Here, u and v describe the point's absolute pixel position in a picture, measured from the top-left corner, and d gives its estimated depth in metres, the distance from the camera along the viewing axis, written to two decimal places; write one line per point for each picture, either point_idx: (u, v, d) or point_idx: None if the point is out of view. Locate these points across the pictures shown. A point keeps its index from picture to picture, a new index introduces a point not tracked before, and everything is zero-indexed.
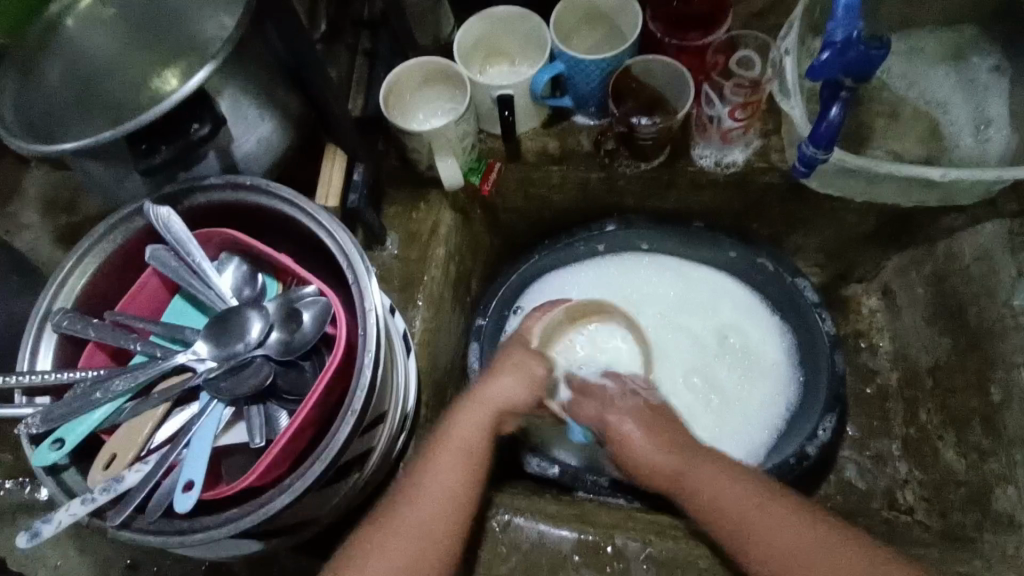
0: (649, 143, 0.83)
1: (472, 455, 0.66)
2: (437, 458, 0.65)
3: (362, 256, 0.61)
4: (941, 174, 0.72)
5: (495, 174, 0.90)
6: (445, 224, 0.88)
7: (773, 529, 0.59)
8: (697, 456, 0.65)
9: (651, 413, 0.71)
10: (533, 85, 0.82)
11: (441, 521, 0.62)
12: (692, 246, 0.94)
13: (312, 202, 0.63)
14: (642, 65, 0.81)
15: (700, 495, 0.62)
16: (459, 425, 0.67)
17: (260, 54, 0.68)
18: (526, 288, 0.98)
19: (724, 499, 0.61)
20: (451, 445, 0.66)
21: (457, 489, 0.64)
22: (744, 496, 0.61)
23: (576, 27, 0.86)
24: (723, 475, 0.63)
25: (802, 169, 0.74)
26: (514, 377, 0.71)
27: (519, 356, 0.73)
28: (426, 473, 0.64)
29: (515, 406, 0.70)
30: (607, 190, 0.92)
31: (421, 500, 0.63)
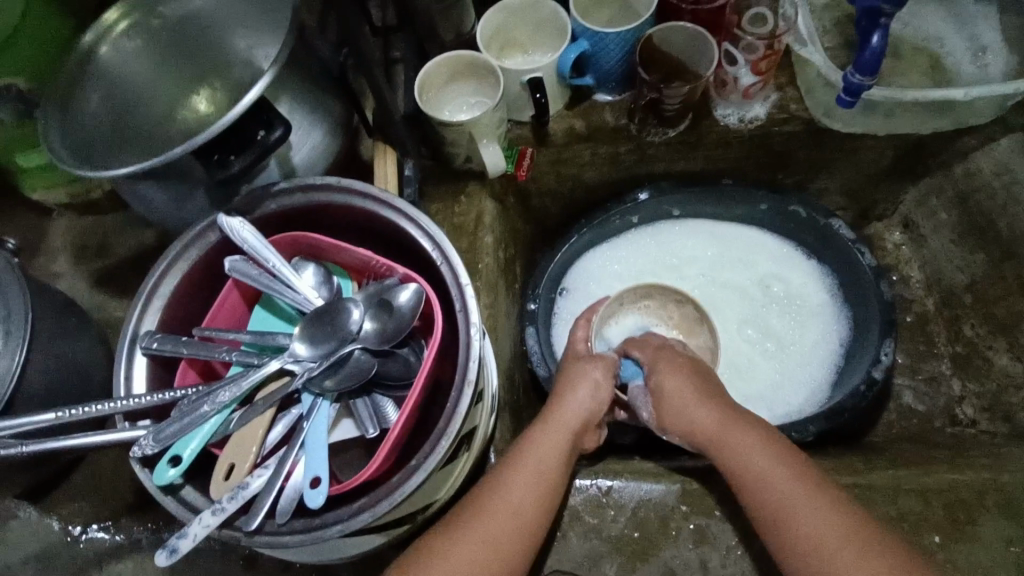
0: (675, 108, 0.86)
1: (548, 468, 0.65)
2: (512, 470, 0.64)
3: (447, 237, 0.61)
4: (963, 93, 0.77)
5: (528, 160, 0.91)
6: (489, 212, 0.89)
7: (805, 521, 0.58)
8: (748, 434, 0.65)
9: (700, 384, 0.71)
10: (560, 64, 0.84)
11: (514, 530, 0.60)
12: (722, 204, 0.98)
13: (385, 191, 0.64)
14: (663, 32, 0.85)
15: (742, 473, 0.63)
16: (535, 438, 0.67)
17: (307, 60, 0.70)
18: (569, 268, 1.00)
19: (768, 483, 0.61)
20: (524, 457, 0.65)
21: (531, 501, 0.62)
22: (796, 489, 0.60)
23: (590, 7, 0.89)
24: (774, 464, 0.62)
25: (848, 100, 0.75)
26: (587, 390, 0.72)
27: (586, 363, 0.74)
28: (505, 482, 0.63)
29: (589, 410, 0.71)
30: (637, 160, 0.95)
31: (496, 508, 0.61)
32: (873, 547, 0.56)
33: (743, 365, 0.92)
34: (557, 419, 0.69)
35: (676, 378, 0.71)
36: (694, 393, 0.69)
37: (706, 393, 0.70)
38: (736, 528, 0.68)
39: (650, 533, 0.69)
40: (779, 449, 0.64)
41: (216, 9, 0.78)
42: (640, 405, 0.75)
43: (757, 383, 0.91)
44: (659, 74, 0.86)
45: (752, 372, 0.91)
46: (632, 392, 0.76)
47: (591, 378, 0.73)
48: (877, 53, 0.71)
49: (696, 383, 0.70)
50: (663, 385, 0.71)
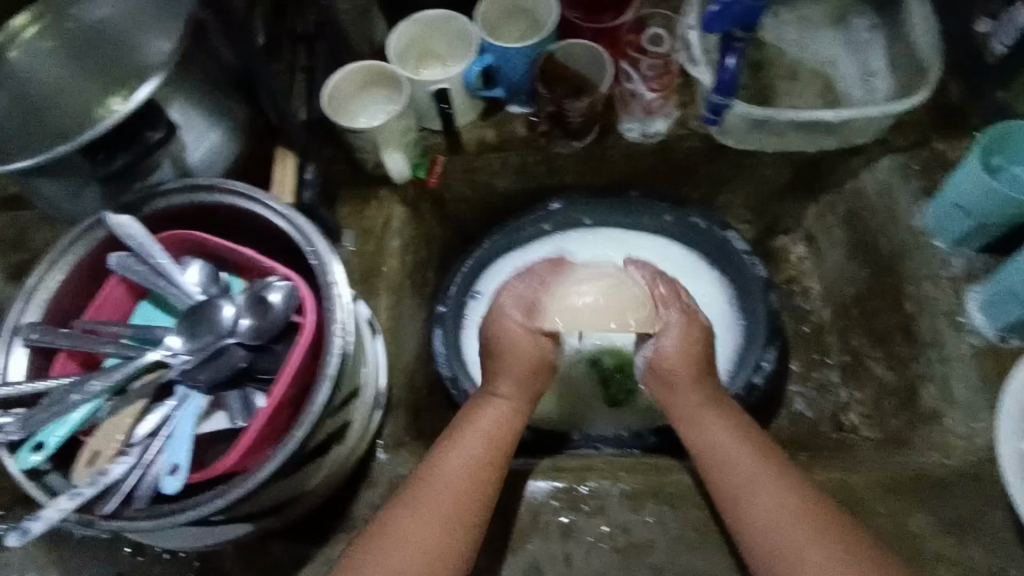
0: (579, 120, 0.91)
1: (495, 435, 0.68)
2: (455, 437, 0.67)
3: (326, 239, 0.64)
4: (833, 115, 0.83)
5: (440, 167, 0.95)
6: (397, 217, 0.93)
7: (765, 496, 0.62)
8: (721, 422, 0.69)
9: (697, 359, 0.73)
10: (465, 78, 0.88)
11: (461, 492, 0.63)
12: (628, 216, 1.01)
13: (271, 194, 0.67)
14: (563, 50, 0.88)
15: (711, 455, 0.67)
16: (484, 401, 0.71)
17: (206, 67, 0.72)
18: (482, 273, 1.03)
19: (732, 461, 0.65)
20: (472, 427, 0.68)
21: (477, 463, 0.65)
22: (755, 469, 0.64)
23: (499, 23, 0.91)
24: (736, 444, 0.66)
25: (712, 118, 0.85)
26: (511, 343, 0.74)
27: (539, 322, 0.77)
28: (450, 443, 0.67)
29: (516, 381, 0.73)
30: (546, 170, 0.98)
31: (441, 472, 0.64)
32: (840, 539, 0.59)
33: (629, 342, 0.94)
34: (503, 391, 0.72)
35: (683, 345, 0.73)
36: (693, 365, 0.72)
37: (698, 371, 0.72)
38: (601, 521, 0.71)
39: (520, 527, 0.71)
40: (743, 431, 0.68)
41: (125, 10, 0.80)
42: (646, 344, 0.76)
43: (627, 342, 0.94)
44: (565, 90, 0.89)
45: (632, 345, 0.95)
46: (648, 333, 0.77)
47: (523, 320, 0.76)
48: (733, 75, 0.80)
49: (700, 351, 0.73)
50: (673, 347, 0.73)
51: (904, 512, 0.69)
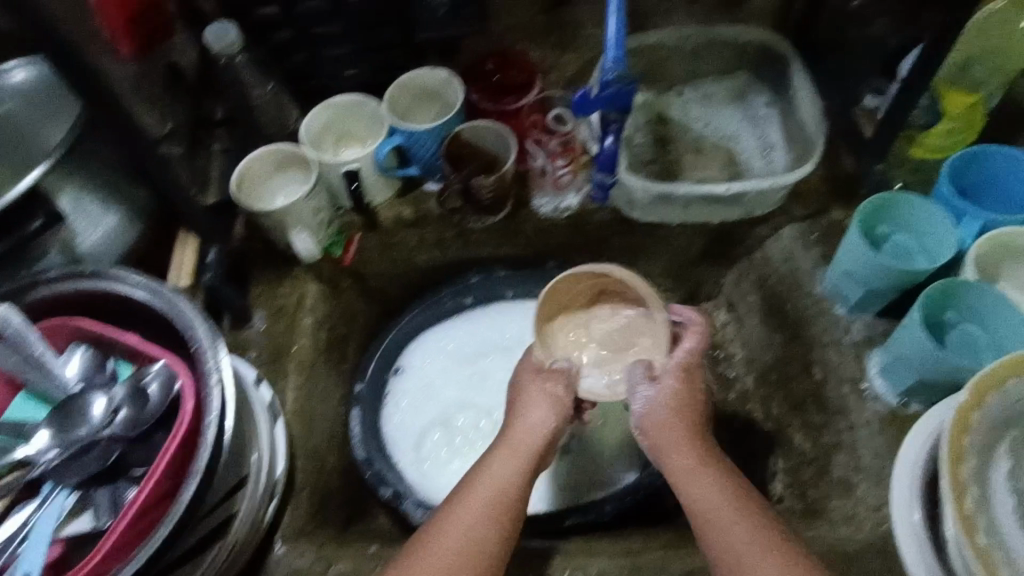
0: (488, 195, 0.92)
1: (505, 495, 0.63)
2: (464, 495, 0.63)
3: (213, 330, 0.64)
4: (727, 188, 0.86)
5: (356, 245, 0.96)
6: (311, 295, 0.91)
7: (732, 532, 0.58)
8: (716, 481, 0.62)
9: (682, 395, 0.69)
10: (375, 157, 0.90)
11: (468, 561, 0.58)
12: (548, 287, 1.00)
13: (163, 282, 0.66)
14: (470, 130, 0.90)
15: (681, 486, 0.63)
16: (493, 461, 0.66)
17: (99, 152, 0.74)
18: (404, 349, 0.99)
19: (725, 527, 0.59)
20: (491, 475, 0.65)
21: (486, 524, 0.61)
22: (721, 499, 0.61)
23: (412, 106, 0.94)
24: (698, 479, 0.63)
25: (600, 194, 0.92)
26: (551, 408, 0.69)
27: (536, 378, 0.72)
28: (457, 504, 0.63)
29: (530, 436, 0.68)
30: (462, 245, 0.99)
31: (443, 540, 0.59)
32: None
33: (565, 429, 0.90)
34: (517, 443, 0.68)
35: (682, 403, 0.68)
36: (679, 407, 0.68)
37: (684, 412, 0.68)
38: None
39: None
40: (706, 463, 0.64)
41: (33, 100, 0.81)
42: (635, 394, 0.70)
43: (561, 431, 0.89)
44: (474, 168, 0.92)
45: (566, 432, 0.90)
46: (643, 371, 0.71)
47: (547, 396, 0.70)
48: (611, 153, 0.86)
49: (690, 394, 0.69)
50: (658, 394, 0.69)
51: None
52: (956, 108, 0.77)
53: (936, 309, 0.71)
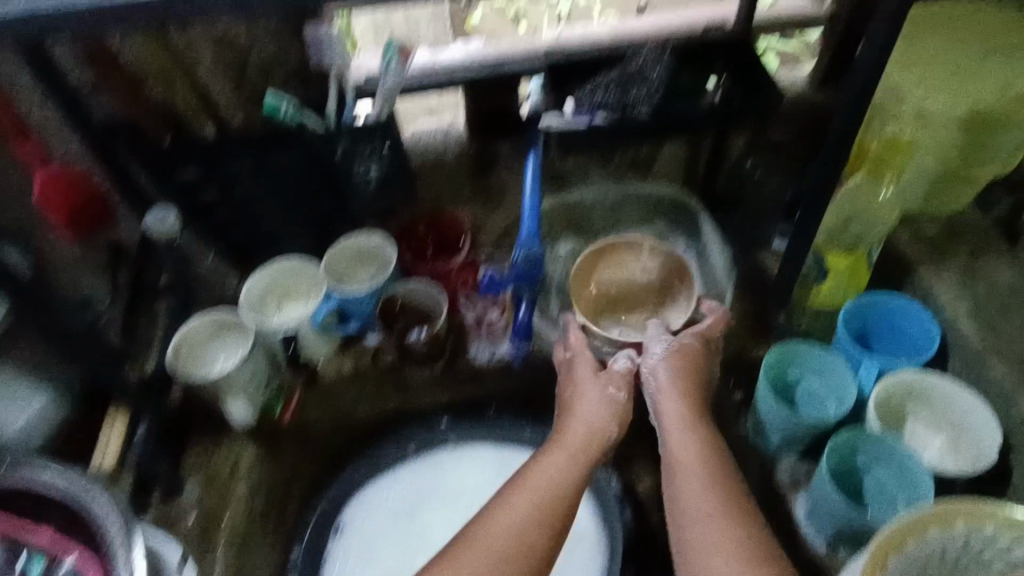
0: (424, 350, 0.97)
1: (549, 485, 0.69)
2: (516, 489, 0.69)
3: (122, 519, 0.63)
4: None
5: (296, 402, 0.97)
6: (246, 459, 0.93)
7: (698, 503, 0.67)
8: (702, 477, 0.69)
9: (687, 379, 0.79)
10: (312, 319, 0.93)
11: (519, 545, 0.64)
12: (490, 432, 0.98)
13: (76, 471, 0.66)
14: (403, 289, 0.96)
15: (676, 460, 0.72)
16: (548, 457, 0.72)
17: (29, 343, 0.83)
18: (342, 508, 0.93)
19: (697, 518, 0.66)
20: (544, 471, 0.71)
21: (533, 517, 0.66)
22: (703, 481, 0.68)
23: (349, 266, 0.96)
24: (695, 466, 0.70)
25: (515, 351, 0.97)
26: (600, 407, 0.78)
27: (614, 379, 0.80)
28: (512, 491, 0.69)
29: (578, 437, 0.75)
30: (401, 395, 1.01)
31: (497, 525, 0.65)
32: None
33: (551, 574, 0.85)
34: (567, 443, 0.74)
35: (684, 414, 0.76)
36: (684, 395, 0.77)
37: (690, 403, 0.77)
38: None
39: None
40: (708, 444, 0.72)
41: None
42: (657, 341, 0.82)
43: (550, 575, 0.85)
44: (408, 323, 0.97)
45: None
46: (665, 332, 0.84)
47: (604, 400, 0.78)
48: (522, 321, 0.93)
49: (692, 389, 0.78)
50: (670, 384, 0.78)
51: None
52: (837, 267, 0.81)
53: (843, 456, 0.74)
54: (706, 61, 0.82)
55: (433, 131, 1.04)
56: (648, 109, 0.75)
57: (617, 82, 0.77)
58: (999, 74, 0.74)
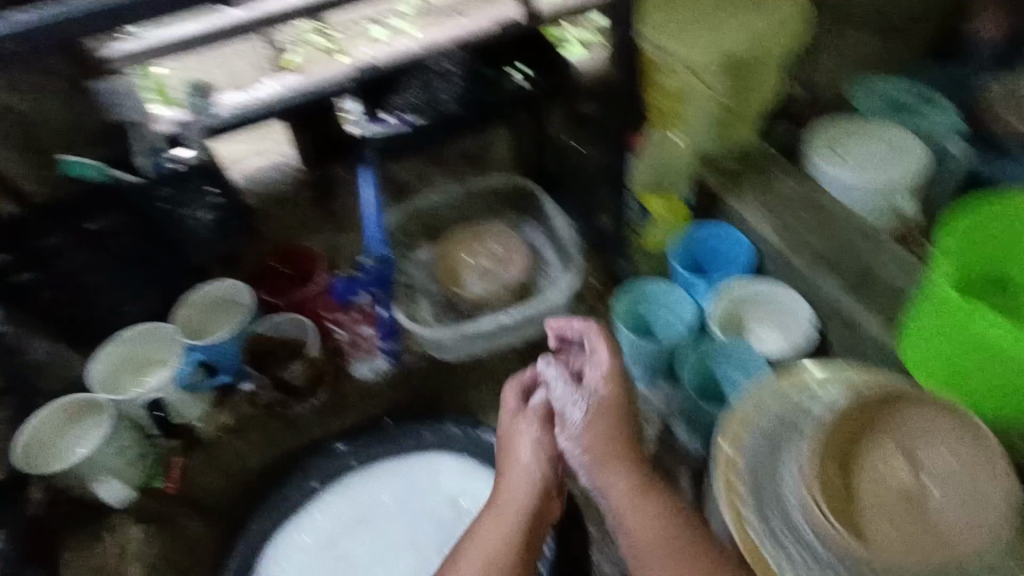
0: (302, 382, 0.95)
1: (495, 550, 0.71)
2: (463, 552, 0.73)
3: None
4: (511, 315, 0.98)
5: (179, 469, 0.93)
6: (135, 541, 0.89)
7: (634, 530, 0.70)
8: (641, 504, 0.71)
9: (609, 417, 0.77)
10: (175, 379, 0.89)
11: None
12: (388, 444, 1.02)
13: None
14: (266, 325, 0.95)
15: (604, 488, 0.74)
16: (485, 523, 0.74)
17: None
18: (262, 557, 0.94)
19: (647, 543, 0.69)
20: (486, 540, 0.73)
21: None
22: (655, 534, 0.69)
23: (208, 317, 0.94)
24: (636, 510, 0.71)
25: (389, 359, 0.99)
26: (524, 457, 0.78)
27: (523, 422, 0.80)
28: (460, 555, 0.72)
29: (516, 488, 0.76)
30: (290, 432, 1.00)
31: None
32: None
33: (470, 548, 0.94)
34: (503, 503, 0.75)
35: (609, 436, 0.76)
36: (609, 442, 0.75)
37: (619, 441, 0.76)
38: None
39: None
40: (648, 485, 0.73)
41: None
42: (571, 410, 0.78)
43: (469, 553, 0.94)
44: (280, 358, 0.95)
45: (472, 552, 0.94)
46: (574, 390, 0.80)
47: (532, 445, 0.79)
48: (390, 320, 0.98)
49: (621, 428, 0.76)
50: (593, 438, 0.75)
51: None
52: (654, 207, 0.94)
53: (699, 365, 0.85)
54: (501, 56, 0.90)
55: (268, 169, 1.05)
56: (453, 101, 0.88)
57: (420, 83, 0.88)
58: (742, 29, 0.86)
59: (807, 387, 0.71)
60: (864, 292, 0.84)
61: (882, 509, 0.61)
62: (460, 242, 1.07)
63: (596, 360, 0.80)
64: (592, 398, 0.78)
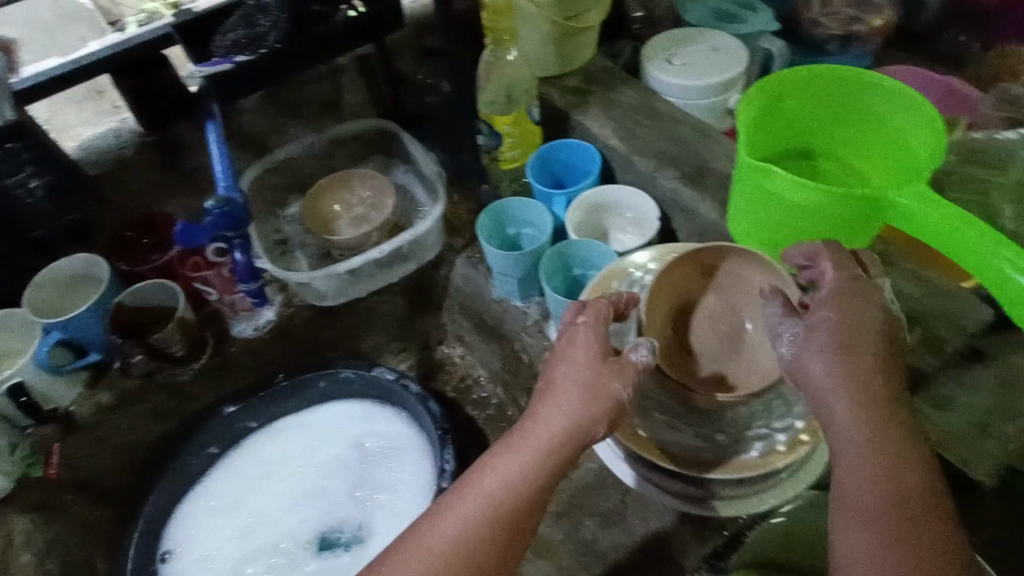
0: (181, 346, 0.93)
1: (508, 500, 0.56)
2: (464, 492, 0.57)
3: None
4: (380, 251, 0.99)
5: (58, 453, 0.90)
6: (20, 530, 0.85)
7: (859, 484, 0.55)
8: (881, 467, 0.54)
9: (855, 352, 0.58)
10: (35, 362, 0.86)
11: (468, 549, 0.54)
12: (285, 399, 1.01)
13: None
14: (129, 297, 0.91)
15: (857, 428, 0.56)
16: (506, 461, 0.58)
17: None
18: (167, 527, 0.95)
19: (880, 501, 0.54)
20: (499, 482, 0.57)
21: (480, 524, 0.55)
22: (890, 492, 0.54)
23: (65, 297, 0.92)
24: (868, 463, 0.55)
25: (258, 302, 0.99)
26: (582, 388, 0.59)
27: (608, 369, 0.60)
28: (463, 494, 0.57)
29: (555, 432, 0.58)
30: (177, 401, 0.98)
31: (440, 530, 0.55)
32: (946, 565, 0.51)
33: (376, 483, 0.97)
34: (531, 444, 0.58)
35: (857, 364, 0.58)
36: (858, 382, 0.57)
37: (861, 372, 0.57)
38: None
39: None
40: (891, 439, 0.55)
41: None
42: (780, 337, 0.63)
43: (376, 488, 0.97)
44: (149, 330, 0.93)
45: (376, 486, 0.97)
46: (791, 318, 0.64)
47: (593, 389, 0.59)
48: (247, 264, 0.93)
49: (874, 350, 0.58)
50: (839, 363, 0.58)
51: (573, 530, 0.79)
52: (503, 127, 0.96)
53: (565, 272, 0.91)
54: None
55: (103, 135, 1.00)
56: (279, 36, 0.87)
57: (242, 20, 0.86)
58: None
59: (631, 276, 0.78)
60: (701, 179, 0.90)
61: (708, 350, 0.70)
62: (324, 192, 1.07)
63: (818, 269, 0.63)
64: (820, 309, 0.60)
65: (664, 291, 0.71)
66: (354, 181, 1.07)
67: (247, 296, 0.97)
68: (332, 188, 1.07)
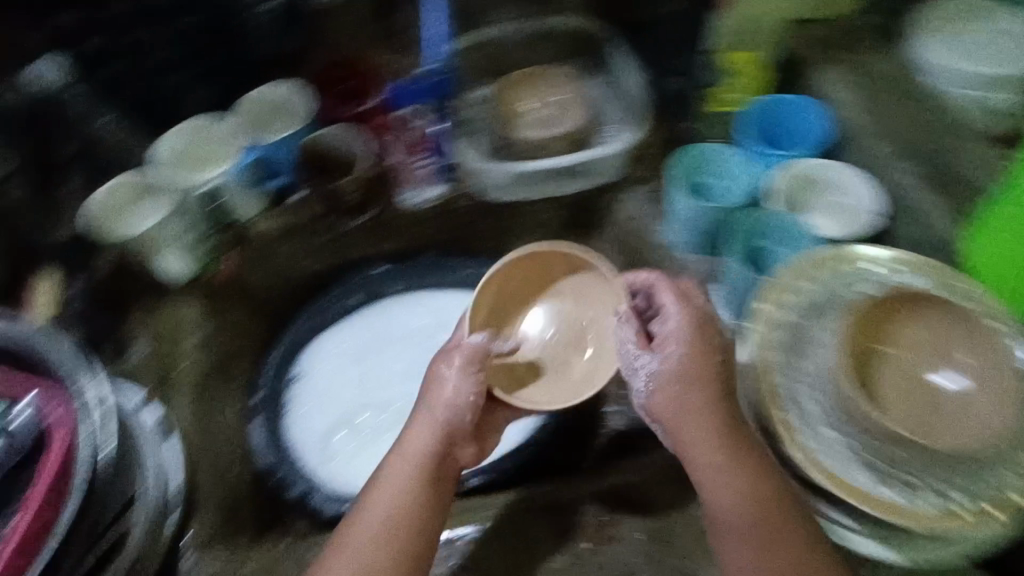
0: (352, 193, 1.00)
1: (418, 480, 0.69)
2: (377, 486, 0.70)
3: (86, 365, 0.73)
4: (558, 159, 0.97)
5: (233, 260, 0.98)
6: (186, 318, 0.95)
7: (727, 499, 0.66)
8: (748, 488, 0.66)
9: (698, 384, 0.68)
10: (233, 173, 0.93)
11: (399, 524, 0.67)
12: (425, 274, 1.04)
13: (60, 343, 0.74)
14: (320, 137, 0.98)
15: (699, 450, 0.67)
16: (397, 458, 0.71)
17: None
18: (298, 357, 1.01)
19: (757, 526, 0.64)
20: (398, 475, 0.69)
21: (403, 503, 0.68)
22: (763, 512, 0.64)
23: (269, 119, 0.96)
24: (741, 488, 0.66)
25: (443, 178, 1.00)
26: (443, 406, 0.71)
27: (446, 359, 0.73)
28: (377, 489, 0.69)
29: (421, 441, 0.71)
30: (335, 247, 1.04)
31: (373, 514, 0.68)
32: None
33: None
34: (412, 455, 0.70)
35: (706, 391, 0.68)
36: (698, 410, 0.68)
37: (707, 408, 0.68)
38: None
39: None
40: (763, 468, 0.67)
41: None
42: (634, 367, 0.70)
43: None
44: (332, 172, 0.99)
45: None
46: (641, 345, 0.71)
47: (454, 382, 0.72)
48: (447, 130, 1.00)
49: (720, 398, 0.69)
50: (685, 395, 0.68)
51: None
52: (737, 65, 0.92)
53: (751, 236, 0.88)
54: None
55: None
56: None
57: None
58: None
59: None
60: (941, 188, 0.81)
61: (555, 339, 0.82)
62: (519, 83, 1.03)
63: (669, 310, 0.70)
64: (671, 346, 0.69)
65: (520, 270, 0.82)
66: (549, 82, 1.04)
67: (436, 167, 1.00)
68: (526, 83, 1.04)
